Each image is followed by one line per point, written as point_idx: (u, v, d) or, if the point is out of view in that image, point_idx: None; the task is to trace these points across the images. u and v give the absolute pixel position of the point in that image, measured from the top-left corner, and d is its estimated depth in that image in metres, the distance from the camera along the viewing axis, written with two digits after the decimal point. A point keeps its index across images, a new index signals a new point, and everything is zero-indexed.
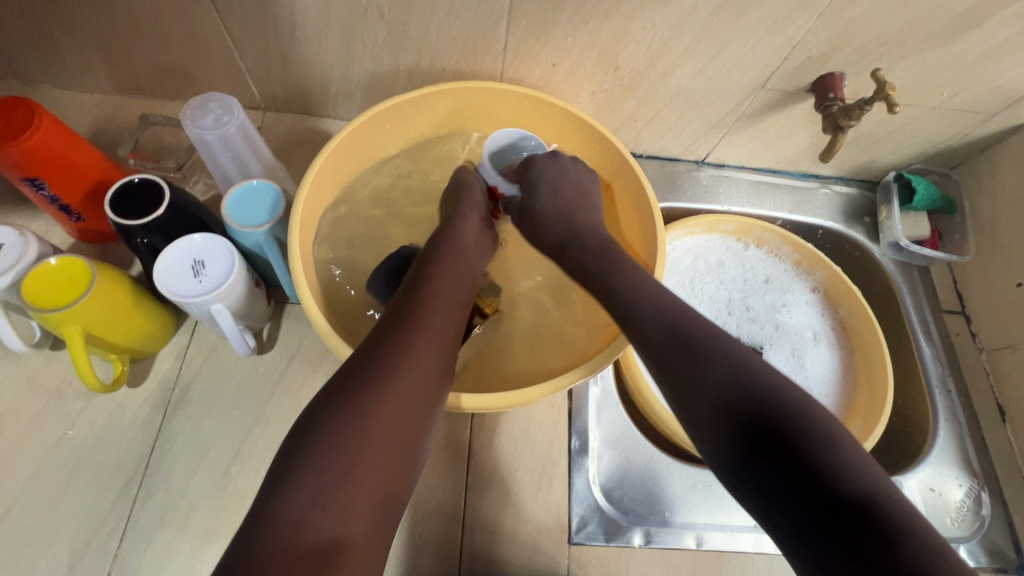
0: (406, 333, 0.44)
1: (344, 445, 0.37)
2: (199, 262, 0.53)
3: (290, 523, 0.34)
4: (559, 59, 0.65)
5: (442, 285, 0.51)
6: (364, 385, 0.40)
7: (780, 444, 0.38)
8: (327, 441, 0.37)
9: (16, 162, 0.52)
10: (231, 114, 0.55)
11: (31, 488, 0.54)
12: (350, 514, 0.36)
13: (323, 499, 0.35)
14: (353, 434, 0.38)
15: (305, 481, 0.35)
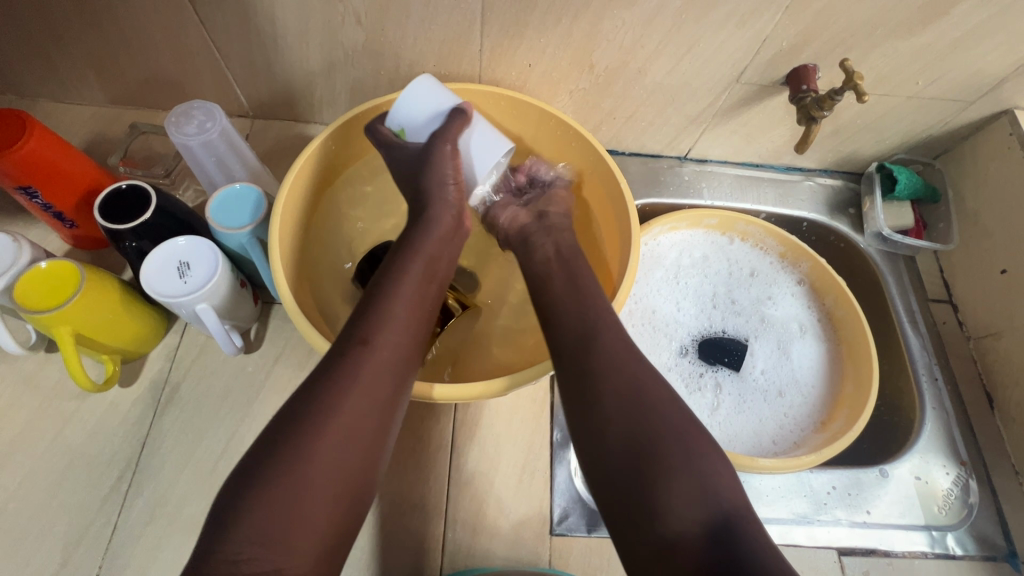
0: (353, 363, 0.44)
1: (287, 487, 0.38)
2: (184, 263, 0.55)
3: (230, 558, 0.36)
4: (535, 60, 0.66)
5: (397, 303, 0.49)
6: (314, 425, 0.40)
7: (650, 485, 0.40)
8: (267, 480, 0.38)
9: (9, 171, 0.54)
10: (213, 120, 0.57)
11: (27, 484, 0.55)
12: (292, 552, 0.37)
13: (267, 534, 0.37)
14: (294, 474, 0.38)
15: (247, 520, 0.37)
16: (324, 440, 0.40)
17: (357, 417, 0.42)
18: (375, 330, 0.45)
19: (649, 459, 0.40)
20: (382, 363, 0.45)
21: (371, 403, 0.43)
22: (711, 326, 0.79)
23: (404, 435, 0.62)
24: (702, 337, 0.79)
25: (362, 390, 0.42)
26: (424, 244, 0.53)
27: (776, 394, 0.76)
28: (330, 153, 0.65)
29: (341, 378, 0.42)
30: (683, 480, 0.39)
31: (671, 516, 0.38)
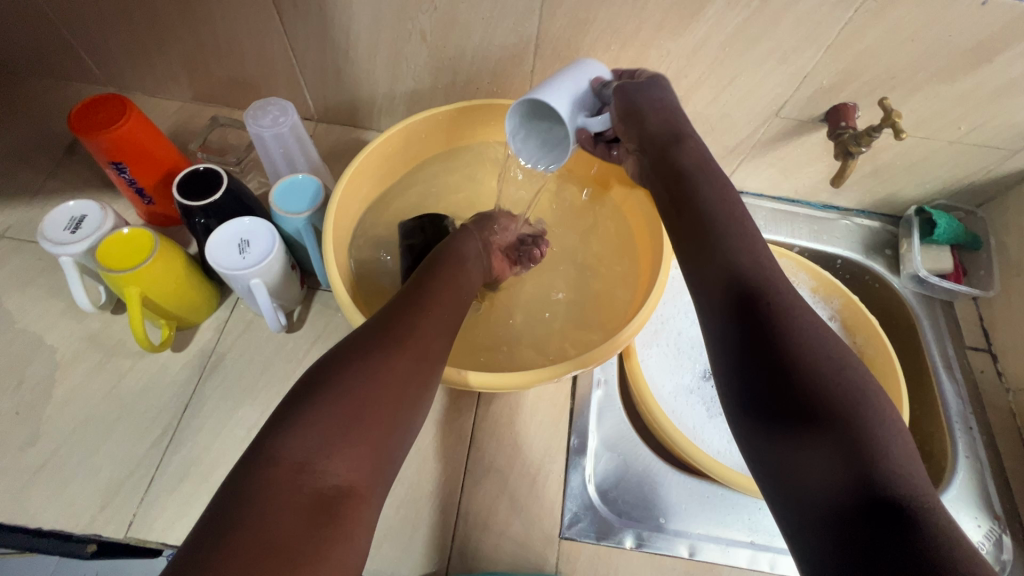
0: (410, 314, 0.48)
1: (352, 402, 0.40)
2: (245, 241, 0.59)
3: (295, 465, 0.37)
4: None
5: (446, 282, 0.54)
6: (378, 354, 0.43)
7: (799, 450, 0.37)
8: (328, 395, 0.40)
9: (105, 147, 0.61)
10: (286, 116, 0.63)
11: (80, 430, 0.60)
12: (351, 473, 0.38)
13: (332, 449, 0.38)
14: (356, 396, 0.41)
15: (310, 429, 0.38)
16: (386, 368, 0.43)
17: (417, 356, 0.45)
18: (432, 298, 0.51)
19: (815, 414, 0.37)
20: (437, 318, 0.49)
21: (427, 349, 0.47)
22: None
23: (427, 425, 0.64)
24: None
25: (421, 334, 0.47)
26: (467, 246, 0.61)
27: None
28: (385, 155, 0.69)
29: (402, 322, 0.47)
30: (823, 444, 0.36)
31: (812, 482, 0.36)
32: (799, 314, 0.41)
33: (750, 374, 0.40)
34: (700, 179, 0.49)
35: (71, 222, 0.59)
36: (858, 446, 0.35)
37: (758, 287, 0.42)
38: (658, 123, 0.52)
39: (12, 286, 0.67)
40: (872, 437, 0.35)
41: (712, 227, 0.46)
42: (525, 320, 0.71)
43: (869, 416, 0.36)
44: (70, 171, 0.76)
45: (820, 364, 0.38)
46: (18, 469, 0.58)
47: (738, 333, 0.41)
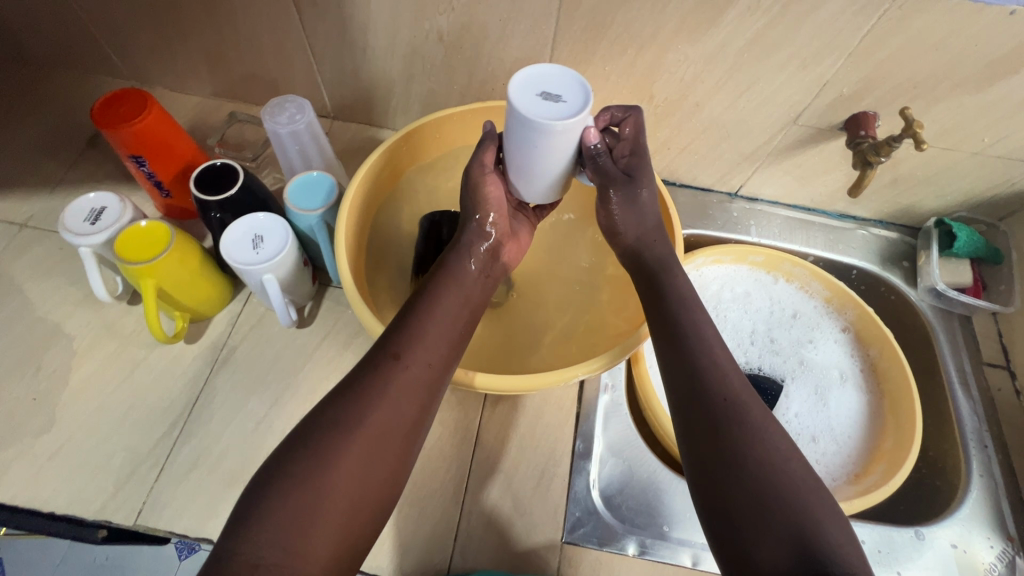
0: (382, 374, 0.46)
1: (306, 492, 0.40)
2: (259, 237, 0.60)
3: (247, 564, 0.38)
4: (598, 86, 0.71)
5: (432, 323, 0.50)
6: (341, 434, 0.43)
7: (751, 529, 0.40)
8: (286, 484, 0.40)
9: (126, 141, 0.62)
10: (303, 113, 0.63)
11: (94, 417, 0.61)
12: (308, 562, 0.39)
13: (284, 542, 0.39)
14: (315, 480, 0.41)
15: (265, 522, 0.39)
16: (348, 448, 0.43)
17: (383, 429, 0.44)
18: (408, 347, 0.48)
19: (767, 497, 0.41)
20: (411, 380, 0.47)
21: (396, 417, 0.45)
22: (749, 362, 0.78)
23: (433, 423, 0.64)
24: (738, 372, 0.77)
25: (389, 403, 0.45)
26: (463, 275, 0.56)
27: (810, 439, 0.74)
28: (401, 153, 0.70)
29: (371, 388, 0.45)
30: (772, 523, 0.40)
31: (762, 558, 0.39)
32: (745, 404, 0.46)
33: (706, 454, 0.44)
34: (669, 274, 0.54)
35: (92, 213, 0.60)
36: (798, 523, 0.40)
37: (716, 377, 0.47)
38: (630, 236, 0.56)
39: (33, 274, 0.69)
40: (808, 514, 0.40)
41: (677, 319, 0.51)
42: (534, 322, 0.71)
43: (807, 495, 0.41)
44: (92, 164, 0.78)
45: (766, 449, 0.43)
46: (32, 455, 0.59)
47: (695, 415, 0.46)
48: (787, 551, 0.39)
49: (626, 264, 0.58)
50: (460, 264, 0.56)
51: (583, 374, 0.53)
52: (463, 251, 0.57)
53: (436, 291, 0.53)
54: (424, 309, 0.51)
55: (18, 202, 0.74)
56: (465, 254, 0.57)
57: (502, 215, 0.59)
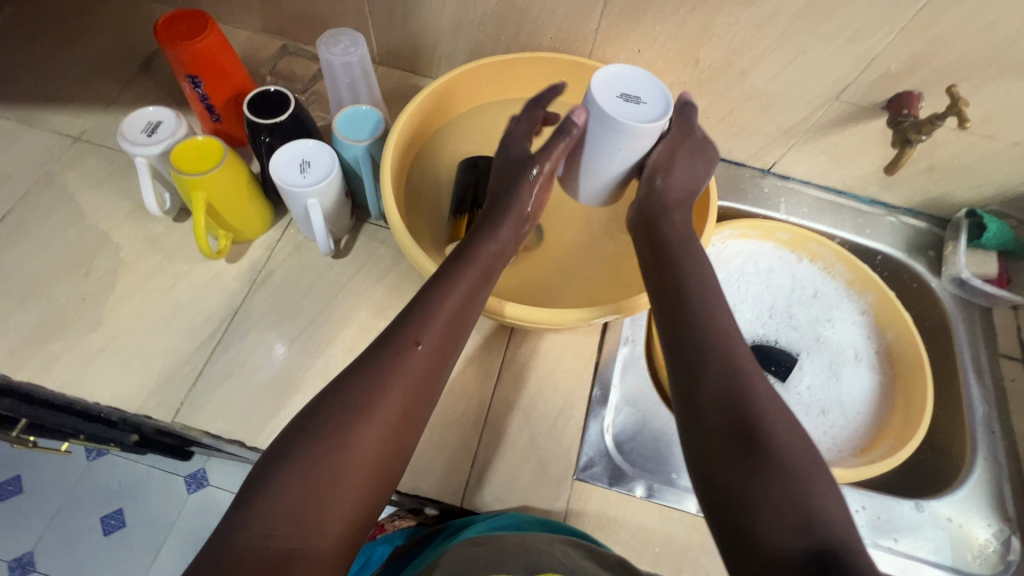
0: (397, 358, 0.47)
1: (319, 470, 0.42)
2: (305, 162, 0.63)
3: (262, 532, 0.40)
4: (644, 47, 0.72)
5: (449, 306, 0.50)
6: (352, 415, 0.44)
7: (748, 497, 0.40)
8: (301, 461, 0.42)
9: (183, 59, 0.64)
10: (356, 47, 0.65)
11: (137, 321, 0.64)
12: (319, 535, 0.41)
13: (299, 515, 0.41)
14: (328, 460, 0.42)
15: (279, 496, 0.41)
16: (360, 429, 0.44)
17: (398, 411, 0.46)
18: (424, 330, 0.48)
19: (766, 461, 0.41)
20: (426, 365, 0.48)
21: (410, 398, 0.46)
22: (766, 334, 0.79)
23: (458, 359, 0.66)
24: (753, 343, 0.79)
25: (403, 387, 0.46)
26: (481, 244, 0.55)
27: (819, 411, 0.74)
28: (446, 95, 0.72)
29: (386, 369, 0.46)
30: (775, 486, 0.40)
31: (767, 520, 0.39)
32: (752, 373, 0.45)
33: (710, 423, 0.44)
34: (687, 258, 0.53)
35: (148, 126, 0.63)
36: (788, 510, 0.39)
37: (717, 371, 0.45)
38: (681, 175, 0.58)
39: (85, 184, 0.72)
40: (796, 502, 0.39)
41: (682, 290, 0.51)
42: (562, 271, 0.72)
43: (801, 482, 0.40)
44: (145, 87, 0.80)
45: (767, 416, 0.43)
46: (78, 350, 0.62)
47: (698, 388, 0.45)
48: (790, 517, 0.39)
49: (644, 223, 0.57)
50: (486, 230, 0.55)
51: (606, 314, 0.56)
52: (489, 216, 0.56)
53: (458, 265, 0.52)
54: (445, 280, 0.51)
55: (72, 116, 0.77)
56: (495, 216, 0.56)
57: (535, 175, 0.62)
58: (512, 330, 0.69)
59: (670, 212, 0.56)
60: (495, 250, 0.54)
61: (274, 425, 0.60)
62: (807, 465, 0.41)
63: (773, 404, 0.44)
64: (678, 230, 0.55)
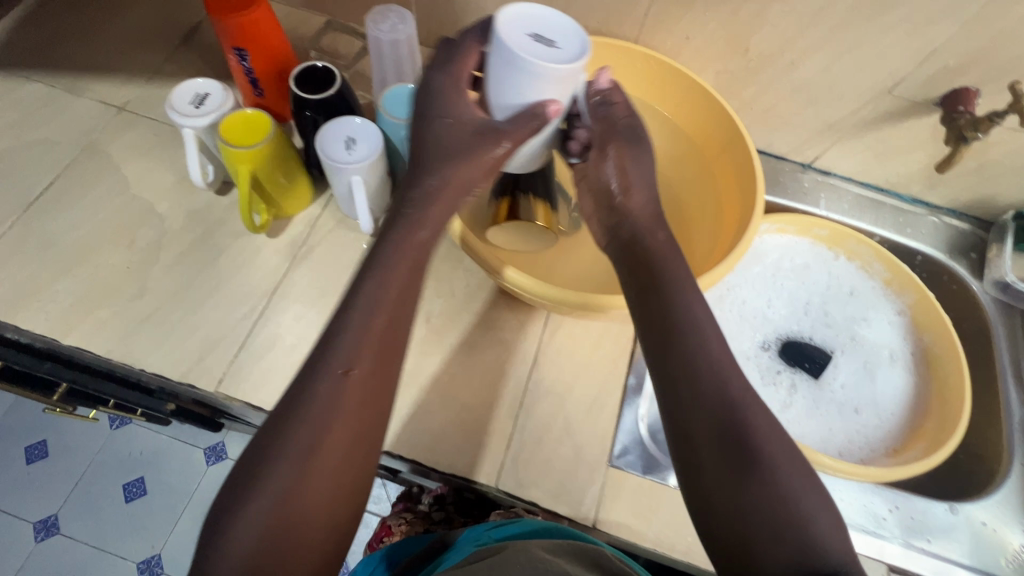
0: (333, 389, 0.42)
1: (271, 503, 0.39)
2: (351, 139, 0.62)
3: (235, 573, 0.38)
4: (693, 33, 0.70)
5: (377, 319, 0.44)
6: (285, 449, 0.41)
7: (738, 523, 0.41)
8: (255, 495, 0.40)
9: (231, 31, 0.64)
10: (404, 24, 0.64)
11: (181, 292, 0.65)
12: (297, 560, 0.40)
13: (268, 545, 0.39)
14: (279, 492, 0.40)
15: (240, 532, 0.39)
16: (306, 465, 0.40)
17: (347, 431, 0.42)
18: (353, 353, 0.43)
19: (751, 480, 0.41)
20: (360, 380, 0.43)
21: (354, 418, 0.42)
22: (800, 330, 0.79)
23: (494, 342, 0.67)
24: (787, 339, 0.78)
25: (346, 413, 0.42)
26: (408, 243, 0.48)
27: (853, 410, 0.74)
28: None
29: (319, 401, 0.42)
30: (760, 502, 0.41)
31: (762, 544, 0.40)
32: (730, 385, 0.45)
33: (703, 450, 0.43)
34: (668, 269, 0.50)
35: (196, 98, 0.63)
36: (793, 532, 0.40)
37: (699, 393, 0.44)
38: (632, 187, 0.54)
39: (130, 155, 0.72)
40: (799, 514, 0.40)
41: (659, 305, 0.48)
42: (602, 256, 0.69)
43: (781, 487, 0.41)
44: (187, 60, 0.80)
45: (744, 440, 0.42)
46: (124, 318, 0.63)
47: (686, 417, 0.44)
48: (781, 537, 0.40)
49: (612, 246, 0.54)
50: (416, 216, 0.48)
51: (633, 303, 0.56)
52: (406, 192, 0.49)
53: (371, 271, 0.46)
54: (364, 291, 0.45)
55: (117, 86, 0.77)
56: (439, 171, 0.48)
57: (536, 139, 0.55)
58: (548, 316, 0.69)
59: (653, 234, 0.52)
60: (428, 231, 0.48)
61: None
62: (790, 476, 0.42)
63: (754, 410, 0.44)
64: (663, 244, 0.51)
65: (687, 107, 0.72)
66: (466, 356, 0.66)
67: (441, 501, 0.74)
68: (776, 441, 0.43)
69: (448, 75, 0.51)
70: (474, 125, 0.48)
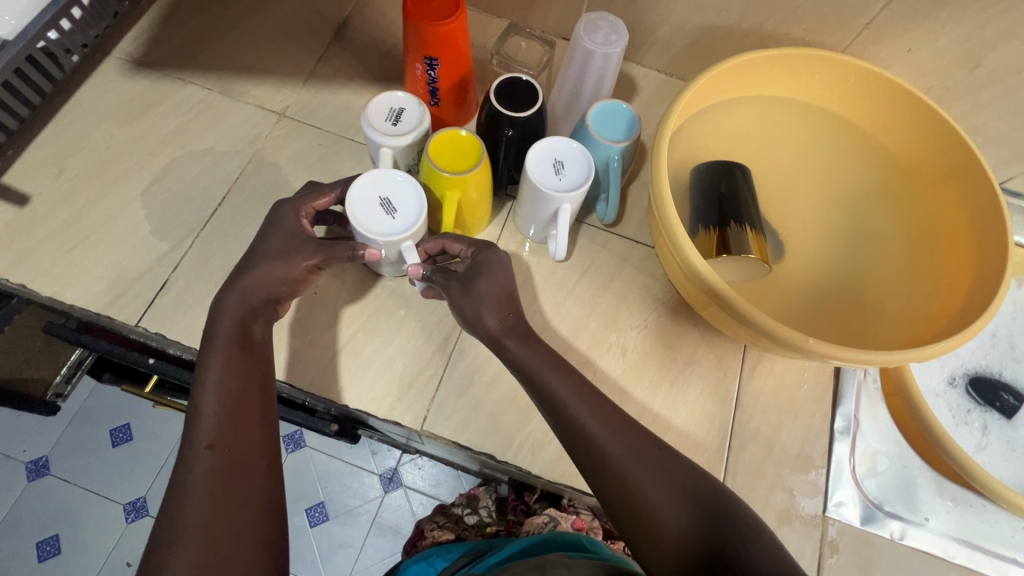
0: (189, 453, 0.44)
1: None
2: (559, 162, 0.57)
3: None
4: (917, 46, 0.64)
5: (211, 382, 0.47)
6: (176, 528, 0.41)
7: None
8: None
9: (427, 41, 0.59)
10: (618, 35, 0.59)
11: (373, 320, 0.62)
12: None
13: None
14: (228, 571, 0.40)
15: None
16: (182, 535, 0.40)
17: (224, 484, 0.43)
18: (199, 426, 0.45)
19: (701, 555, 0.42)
20: (226, 452, 0.44)
21: (218, 470, 0.43)
22: (988, 365, 0.74)
23: (693, 380, 0.63)
24: (976, 375, 0.74)
25: (200, 481, 0.43)
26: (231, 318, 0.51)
27: None
28: (699, 94, 0.63)
29: (179, 482, 0.43)
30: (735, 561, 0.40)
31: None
32: (617, 462, 0.46)
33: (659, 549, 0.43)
34: (539, 376, 0.51)
35: (391, 113, 0.59)
36: (745, 534, 0.42)
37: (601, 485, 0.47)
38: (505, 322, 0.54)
39: (298, 167, 0.68)
40: (737, 523, 0.43)
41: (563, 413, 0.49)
42: (813, 287, 0.63)
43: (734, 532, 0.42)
44: (340, 59, 0.75)
45: (659, 488, 0.45)
46: (319, 347, 0.61)
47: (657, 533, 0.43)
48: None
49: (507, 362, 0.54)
50: (226, 298, 0.52)
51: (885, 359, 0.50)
52: (236, 283, 0.53)
53: (206, 343, 0.50)
54: (204, 354, 0.49)
55: (273, 89, 0.72)
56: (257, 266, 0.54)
57: (454, 243, 0.57)
58: (744, 352, 0.65)
59: (531, 352, 0.53)
60: (235, 324, 0.51)
61: (521, 438, 0.59)
62: (723, 512, 0.44)
63: (642, 461, 0.46)
64: (532, 352, 0.53)
65: (907, 141, 0.64)
66: (664, 394, 0.63)
67: (474, 504, 0.83)
68: (656, 475, 0.46)
69: (295, 209, 0.57)
70: (298, 236, 0.55)
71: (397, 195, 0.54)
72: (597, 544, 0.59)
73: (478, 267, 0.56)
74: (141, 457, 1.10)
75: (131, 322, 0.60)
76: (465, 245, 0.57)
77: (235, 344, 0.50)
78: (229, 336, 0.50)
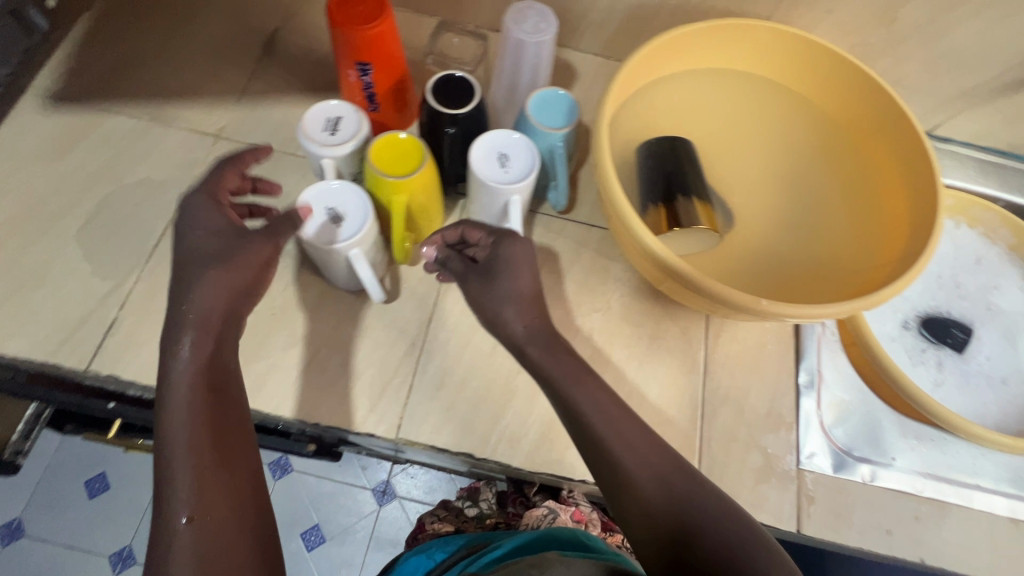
0: (169, 520, 0.41)
1: None
2: (504, 154, 0.57)
3: None
4: (835, 7, 0.66)
5: (177, 442, 0.44)
6: None
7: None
8: None
9: (356, 46, 0.58)
10: (547, 22, 0.59)
11: (336, 334, 0.61)
12: None
13: None
14: None
15: None
16: None
17: (212, 546, 0.41)
18: (173, 490, 0.42)
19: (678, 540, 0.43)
20: (209, 512, 0.42)
21: (203, 533, 0.41)
22: (937, 304, 0.78)
23: (661, 354, 0.65)
24: (926, 315, 0.77)
25: (185, 547, 0.40)
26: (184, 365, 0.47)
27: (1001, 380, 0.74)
28: (635, 74, 0.63)
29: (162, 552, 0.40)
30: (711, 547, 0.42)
31: None
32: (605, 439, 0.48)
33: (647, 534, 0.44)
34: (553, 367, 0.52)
35: (328, 123, 0.58)
36: (721, 519, 0.43)
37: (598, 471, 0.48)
38: (527, 320, 0.54)
39: None
40: (712, 514, 0.43)
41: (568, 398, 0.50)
42: (763, 250, 0.65)
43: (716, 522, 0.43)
44: (273, 73, 0.73)
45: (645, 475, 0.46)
46: (284, 368, 0.60)
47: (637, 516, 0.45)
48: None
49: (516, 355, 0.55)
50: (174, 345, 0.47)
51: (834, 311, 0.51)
52: (186, 323, 0.48)
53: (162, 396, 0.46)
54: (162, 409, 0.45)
55: (205, 111, 0.70)
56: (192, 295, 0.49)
57: (483, 233, 0.56)
58: (707, 320, 0.66)
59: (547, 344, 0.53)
60: (191, 371, 0.47)
61: (498, 433, 0.59)
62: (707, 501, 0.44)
63: (631, 449, 0.47)
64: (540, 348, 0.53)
65: (840, 102, 0.66)
66: (635, 371, 0.64)
67: (474, 496, 0.80)
68: (638, 465, 0.46)
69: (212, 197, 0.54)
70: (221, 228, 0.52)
71: (342, 205, 0.55)
72: (594, 538, 0.58)
73: (501, 261, 0.54)
74: (119, 506, 1.06)
75: (81, 367, 0.58)
76: (487, 234, 0.56)
77: (197, 393, 0.46)
78: (186, 384, 0.46)
